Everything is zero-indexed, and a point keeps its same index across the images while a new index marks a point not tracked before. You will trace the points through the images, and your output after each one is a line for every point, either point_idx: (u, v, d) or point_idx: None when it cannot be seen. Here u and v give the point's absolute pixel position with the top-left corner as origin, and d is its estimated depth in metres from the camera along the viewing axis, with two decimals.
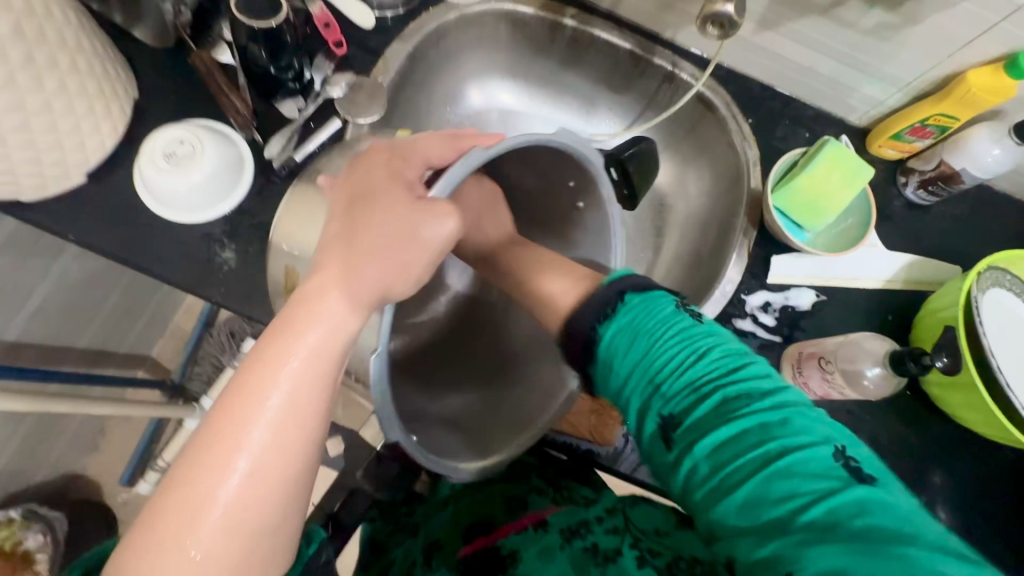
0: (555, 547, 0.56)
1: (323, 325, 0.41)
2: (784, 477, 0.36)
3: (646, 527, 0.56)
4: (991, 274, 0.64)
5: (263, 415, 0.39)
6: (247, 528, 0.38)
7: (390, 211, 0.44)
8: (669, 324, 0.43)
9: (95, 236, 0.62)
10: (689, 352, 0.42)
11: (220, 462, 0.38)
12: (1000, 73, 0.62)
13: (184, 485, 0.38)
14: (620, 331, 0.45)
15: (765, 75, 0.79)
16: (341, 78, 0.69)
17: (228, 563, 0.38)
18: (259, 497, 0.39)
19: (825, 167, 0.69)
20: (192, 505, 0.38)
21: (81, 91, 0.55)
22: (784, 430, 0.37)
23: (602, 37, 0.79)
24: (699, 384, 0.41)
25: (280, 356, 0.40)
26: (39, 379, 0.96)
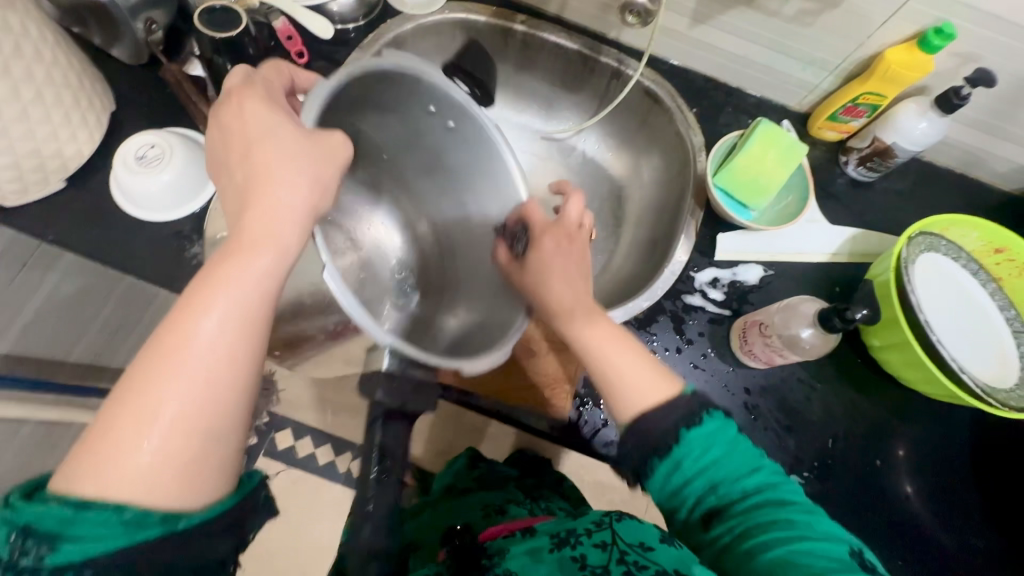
0: (543, 550, 0.53)
1: (259, 221, 0.45)
2: (810, 561, 0.42)
3: (633, 541, 0.51)
4: (924, 239, 0.66)
5: (220, 308, 0.41)
6: (207, 425, 0.40)
7: (275, 158, 0.46)
8: (731, 446, 0.48)
9: (73, 237, 0.67)
10: (732, 438, 0.48)
11: (179, 357, 0.39)
12: (914, 49, 0.66)
13: (143, 387, 0.39)
14: (704, 436, 0.48)
15: (706, 67, 0.83)
16: None
17: (187, 460, 0.39)
18: (210, 395, 0.40)
19: (759, 146, 0.72)
20: (154, 400, 0.38)
21: (57, 101, 0.60)
22: (819, 535, 0.44)
23: (550, 39, 0.84)
24: (751, 494, 0.47)
25: (219, 281, 0.42)
26: None
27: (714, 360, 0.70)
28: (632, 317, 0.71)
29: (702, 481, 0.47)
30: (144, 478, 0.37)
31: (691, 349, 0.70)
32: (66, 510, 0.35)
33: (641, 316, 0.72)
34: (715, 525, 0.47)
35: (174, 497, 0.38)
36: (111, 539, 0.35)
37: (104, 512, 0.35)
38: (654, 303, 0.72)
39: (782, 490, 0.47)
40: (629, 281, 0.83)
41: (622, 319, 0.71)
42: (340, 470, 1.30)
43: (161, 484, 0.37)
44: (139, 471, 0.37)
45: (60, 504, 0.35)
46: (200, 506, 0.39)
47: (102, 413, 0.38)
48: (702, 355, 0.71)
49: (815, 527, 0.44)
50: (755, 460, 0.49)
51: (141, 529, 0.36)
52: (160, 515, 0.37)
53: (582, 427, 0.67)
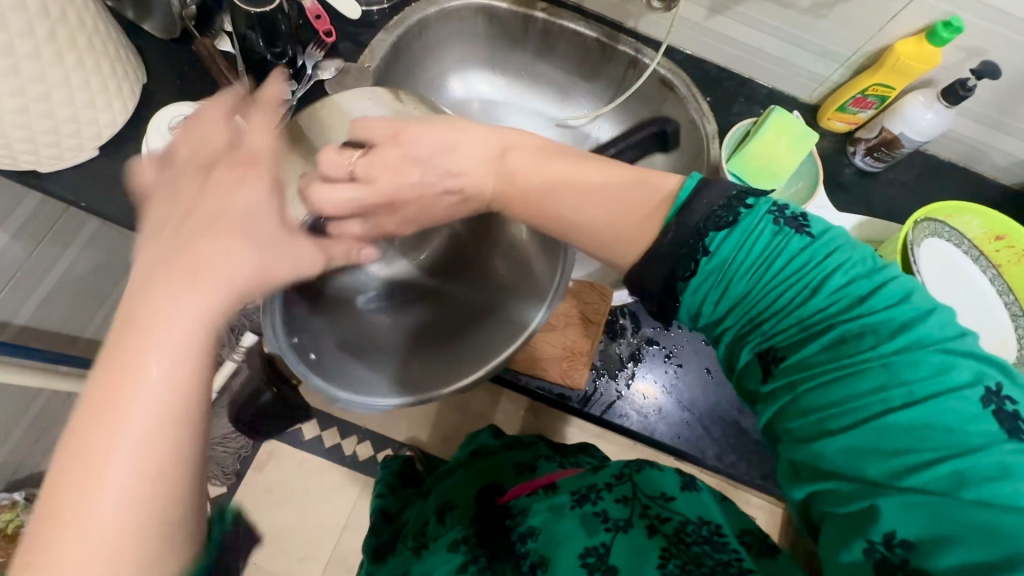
0: (564, 506, 0.59)
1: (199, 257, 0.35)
2: (900, 423, 0.36)
3: (653, 493, 0.58)
4: (929, 224, 0.69)
5: (129, 437, 0.30)
6: (155, 475, 0.31)
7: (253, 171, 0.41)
8: (776, 266, 0.43)
9: (105, 204, 0.68)
10: (779, 261, 0.43)
11: (87, 505, 0.29)
12: (922, 42, 0.69)
13: (82, 449, 0.30)
14: (728, 256, 0.44)
15: (721, 57, 0.86)
16: (331, 64, 0.77)
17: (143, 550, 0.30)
18: (168, 450, 0.31)
19: (772, 133, 0.75)
20: (72, 514, 0.29)
21: (95, 68, 0.62)
22: (907, 371, 0.37)
23: (570, 27, 0.86)
24: (807, 321, 0.42)
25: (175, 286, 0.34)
26: (46, 360, 1.00)
27: None
28: None
29: (740, 316, 0.45)
30: (99, 561, 0.29)
31: None
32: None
33: None
34: (775, 368, 0.42)
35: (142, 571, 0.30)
36: None
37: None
38: None
39: (855, 294, 0.41)
40: None
41: (636, 299, 0.73)
42: (346, 451, 1.32)
43: None
44: None
45: None
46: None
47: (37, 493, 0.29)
48: None
49: (907, 364, 0.37)
50: (821, 275, 0.42)
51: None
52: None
53: (598, 398, 0.70)
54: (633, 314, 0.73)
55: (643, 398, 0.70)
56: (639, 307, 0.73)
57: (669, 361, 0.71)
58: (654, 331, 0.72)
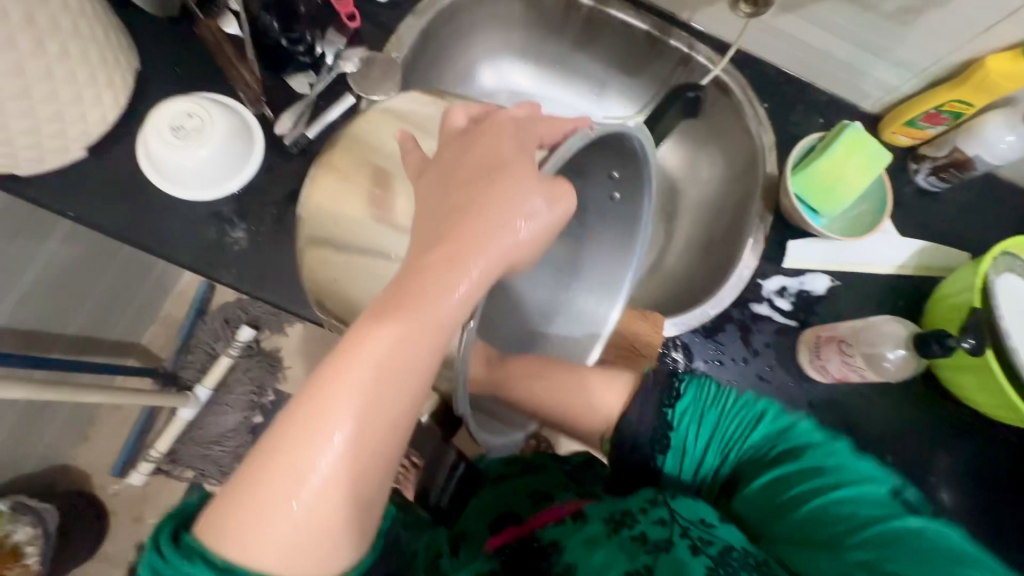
0: (600, 537, 0.52)
1: (432, 311, 0.40)
2: (840, 504, 0.49)
3: (693, 518, 0.51)
4: (1004, 259, 0.65)
5: (359, 403, 0.38)
6: (353, 490, 0.39)
7: (516, 184, 0.42)
8: (705, 418, 0.58)
9: (95, 213, 0.59)
10: (725, 418, 0.57)
11: (327, 426, 0.38)
12: (1018, 58, 0.63)
13: (302, 424, 0.38)
14: (687, 409, 0.58)
15: (781, 59, 0.78)
16: (354, 54, 0.67)
17: (332, 526, 0.38)
18: (357, 468, 0.39)
19: (844, 151, 0.68)
20: (302, 466, 0.37)
21: (83, 58, 0.52)
22: (834, 470, 0.51)
23: (618, 17, 0.77)
24: (749, 437, 0.57)
25: (388, 319, 0.40)
26: (28, 366, 0.92)
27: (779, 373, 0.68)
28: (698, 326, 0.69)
29: (716, 455, 0.58)
30: (289, 549, 0.37)
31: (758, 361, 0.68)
32: (211, 571, 0.35)
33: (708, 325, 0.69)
34: (738, 493, 0.55)
35: (314, 568, 0.38)
36: None
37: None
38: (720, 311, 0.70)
39: (829, 479, 0.51)
40: (684, 283, 0.80)
41: (686, 329, 0.69)
42: None
43: (302, 547, 0.37)
44: (285, 531, 0.37)
45: (205, 562, 0.35)
46: (336, 565, 0.39)
47: (260, 446, 0.38)
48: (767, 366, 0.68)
49: (819, 458, 0.53)
50: (752, 412, 0.57)
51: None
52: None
53: None
54: (685, 345, 0.68)
55: None
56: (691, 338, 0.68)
57: None
58: (706, 365, 0.68)
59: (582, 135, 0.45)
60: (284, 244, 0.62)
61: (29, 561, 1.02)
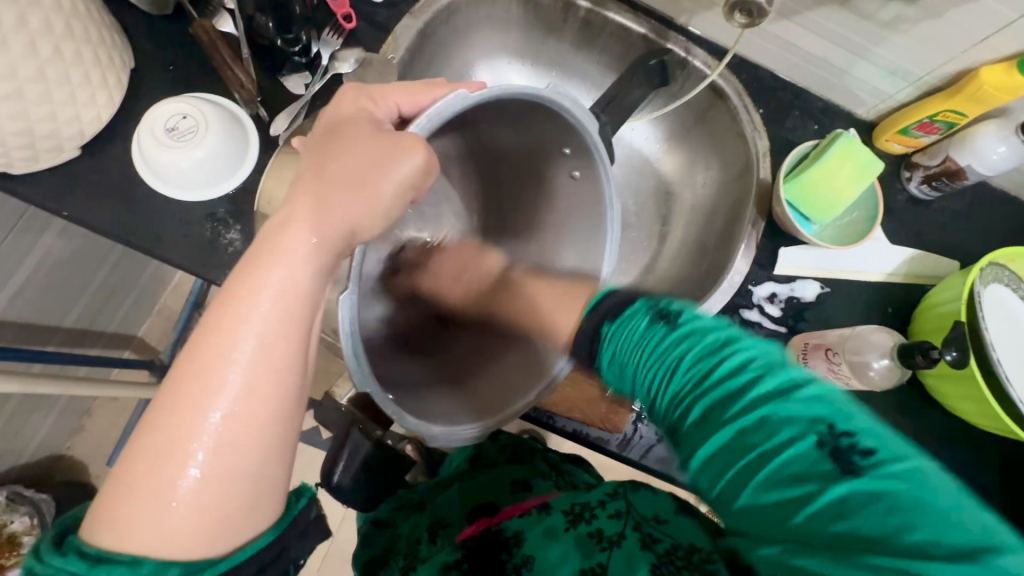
0: (558, 529, 0.54)
1: (282, 274, 0.43)
2: (785, 476, 0.35)
3: (648, 514, 0.53)
4: (991, 270, 0.65)
5: (228, 385, 0.40)
6: (227, 471, 0.40)
7: (348, 149, 0.46)
8: (648, 338, 0.44)
9: (90, 212, 0.60)
10: (672, 358, 0.42)
11: (195, 409, 0.40)
12: (1012, 71, 0.63)
13: (162, 421, 0.39)
14: (613, 355, 0.46)
15: (777, 64, 0.79)
16: (350, 54, 0.67)
17: (209, 508, 0.39)
18: (232, 446, 0.40)
19: (835, 160, 0.69)
20: (168, 453, 0.39)
21: (75, 59, 0.52)
22: (781, 424, 0.36)
23: (615, 19, 0.77)
24: (702, 379, 0.40)
25: (249, 295, 0.42)
26: (24, 359, 0.92)
27: None
28: None
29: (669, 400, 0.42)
30: (171, 536, 0.38)
31: None
32: (85, 565, 0.36)
33: None
34: (683, 443, 0.41)
35: (204, 545, 0.39)
36: None
37: (123, 567, 0.37)
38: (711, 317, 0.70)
39: (685, 329, 0.43)
40: (676, 286, 0.81)
41: None
42: None
43: (184, 534, 0.38)
44: (162, 520, 0.38)
45: (79, 555, 0.37)
46: (223, 546, 0.40)
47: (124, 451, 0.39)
48: None
49: (788, 409, 0.36)
50: (675, 351, 0.42)
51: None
52: (178, 572, 0.37)
53: (635, 442, 0.66)
54: None
55: None
56: None
57: None
58: None
59: (457, 96, 0.47)
60: None
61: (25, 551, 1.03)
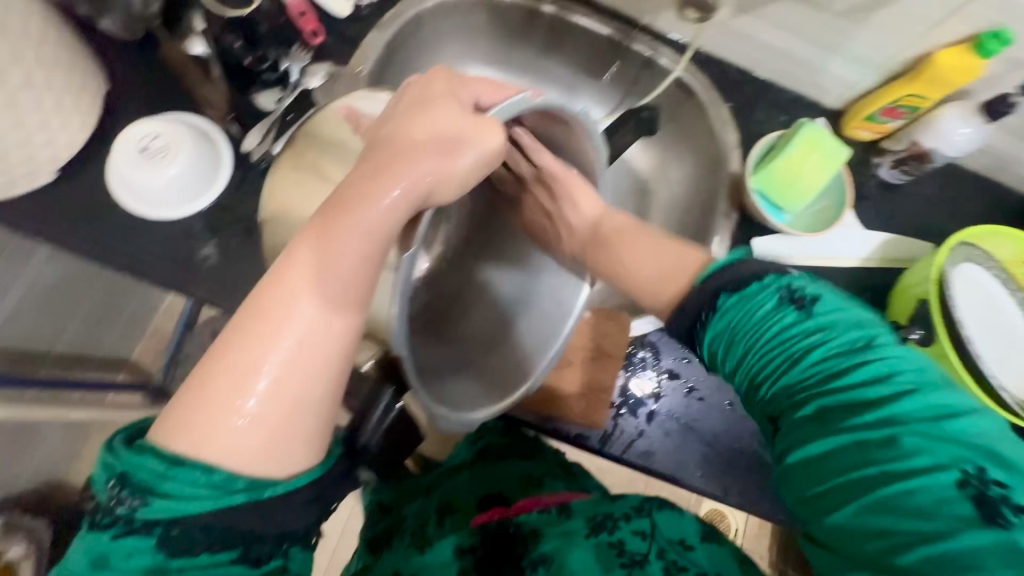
0: (578, 534, 0.55)
1: (358, 221, 0.42)
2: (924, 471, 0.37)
3: (673, 538, 0.54)
4: (962, 248, 0.66)
5: (300, 313, 0.41)
6: (293, 397, 0.40)
7: (430, 116, 0.46)
8: (774, 327, 0.45)
9: (68, 235, 0.61)
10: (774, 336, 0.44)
11: (270, 333, 0.40)
12: (968, 53, 0.64)
13: (235, 344, 0.40)
14: (721, 332, 0.47)
15: (743, 59, 0.80)
16: (320, 68, 0.69)
17: (276, 429, 0.40)
18: (304, 371, 0.41)
19: (801, 150, 0.70)
20: (244, 368, 0.40)
21: (48, 85, 0.53)
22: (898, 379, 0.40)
23: (581, 23, 0.79)
24: (828, 361, 0.42)
25: (334, 234, 0.42)
26: (17, 385, 0.93)
27: None
28: (666, 325, 0.70)
29: (791, 369, 0.43)
30: (236, 446, 0.39)
31: None
32: (158, 466, 0.38)
33: None
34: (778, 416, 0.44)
35: (265, 465, 0.40)
36: (198, 501, 0.37)
37: (194, 471, 0.38)
38: None
39: (821, 320, 0.43)
40: None
41: (656, 327, 0.70)
42: None
43: (247, 449, 0.39)
44: (227, 432, 0.39)
45: (154, 455, 0.38)
46: (280, 470, 0.40)
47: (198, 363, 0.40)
48: None
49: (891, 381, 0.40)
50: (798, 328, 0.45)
51: (226, 492, 0.38)
52: (244, 485, 0.39)
53: (618, 436, 0.66)
54: (653, 344, 0.69)
55: (664, 434, 0.67)
56: (659, 337, 0.70)
57: (691, 396, 0.68)
58: (675, 363, 0.69)
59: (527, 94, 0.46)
60: (255, 258, 0.63)
61: None
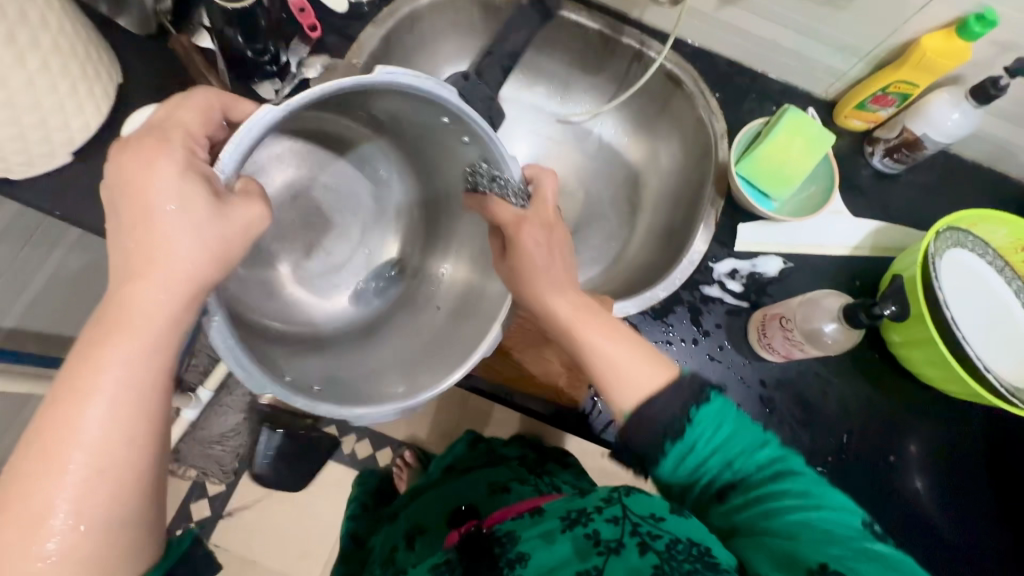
0: (555, 531, 0.51)
1: (135, 328, 0.41)
2: (814, 531, 0.44)
3: (644, 513, 0.50)
4: (952, 234, 0.65)
5: (88, 430, 0.39)
6: (105, 523, 0.39)
7: (153, 177, 0.42)
8: (731, 437, 0.47)
9: (81, 212, 0.66)
10: (740, 445, 0.47)
11: (53, 469, 0.38)
12: (952, 37, 0.64)
13: (25, 493, 0.37)
14: (705, 428, 0.47)
15: (731, 51, 0.81)
16: (316, 61, 0.73)
17: (88, 560, 0.39)
18: (101, 492, 0.39)
19: (785, 134, 0.70)
20: (36, 511, 0.37)
21: (64, 71, 0.58)
22: (814, 498, 0.45)
23: (572, 18, 0.81)
24: (760, 467, 0.47)
25: (97, 359, 0.40)
26: (39, 363, 0.99)
27: (730, 353, 0.70)
28: (648, 309, 0.70)
29: (715, 461, 0.47)
30: None
31: (707, 341, 0.69)
32: None
33: (657, 307, 0.71)
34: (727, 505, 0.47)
35: None
36: None
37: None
38: (672, 293, 0.71)
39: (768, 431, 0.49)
40: (644, 271, 0.82)
41: (638, 310, 0.70)
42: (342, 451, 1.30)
43: None
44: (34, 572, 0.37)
45: None
46: None
47: None
48: (718, 347, 0.70)
49: (806, 483, 0.46)
50: (756, 435, 0.48)
51: None
52: None
53: (597, 417, 0.67)
54: (634, 326, 0.70)
55: None
56: (640, 319, 0.70)
57: None
58: (656, 345, 0.69)
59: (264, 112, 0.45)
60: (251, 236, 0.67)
61: None
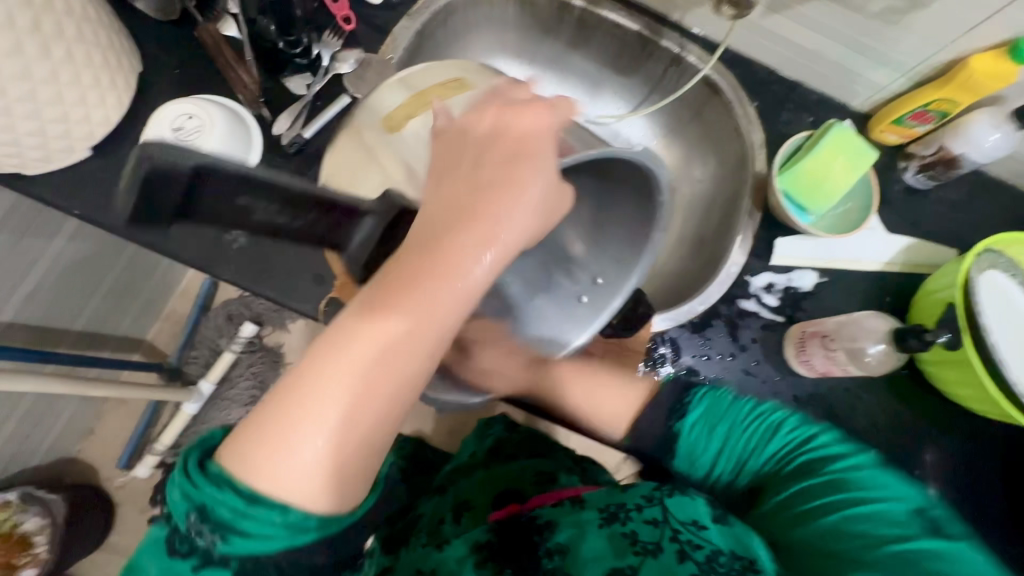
0: (591, 524, 0.54)
1: (430, 291, 0.43)
2: (859, 521, 0.53)
3: (685, 518, 0.52)
4: (988, 256, 0.66)
5: (374, 355, 0.42)
6: (361, 442, 0.43)
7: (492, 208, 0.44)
8: (742, 419, 0.62)
9: (97, 211, 0.61)
10: (741, 419, 0.62)
11: (328, 398, 0.41)
12: (1001, 58, 0.64)
13: (306, 389, 0.41)
14: (702, 418, 0.62)
15: (771, 59, 0.80)
16: (349, 54, 0.69)
17: (337, 472, 0.42)
18: (368, 419, 0.42)
19: (827, 151, 0.70)
20: (319, 405, 0.41)
21: (87, 61, 0.54)
22: (857, 484, 0.56)
23: (611, 18, 0.78)
24: (774, 451, 0.62)
25: (384, 326, 0.42)
26: (38, 359, 0.94)
27: (765, 367, 0.70)
28: (686, 321, 0.70)
29: (726, 461, 0.63)
30: (296, 482, 0.41)
31: (744, 356, 0.70)
32: (240, 501, 0.40)
33: (696, 320, 0.71)
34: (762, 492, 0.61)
35: (317, 502, 0.42)
36: (276, 537, 0.41)
37: (273, 511, 0.40)
38: (708, 307, 0.71)
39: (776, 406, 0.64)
40: (676, 282, 0.82)
41: (674, 324, 0.70)
42: None
43: (314, 487, 0.41)
44: (295, 477, 0.41)
45: (231, 489, 0.40)
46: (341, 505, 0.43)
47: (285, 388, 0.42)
48: (754, 362, 0.70)
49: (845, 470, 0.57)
50: (772, 422, 0.62)
51: (300, 531, 0.41)
52: (317, 522, 0.42)
53: None
54: (672, 340, 0.70)
55: None
56: (679, 333, 0.70)
57: None
58: (694, 359, 0.69)
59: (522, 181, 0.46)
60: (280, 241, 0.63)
61: (37, 551, 1.06)
